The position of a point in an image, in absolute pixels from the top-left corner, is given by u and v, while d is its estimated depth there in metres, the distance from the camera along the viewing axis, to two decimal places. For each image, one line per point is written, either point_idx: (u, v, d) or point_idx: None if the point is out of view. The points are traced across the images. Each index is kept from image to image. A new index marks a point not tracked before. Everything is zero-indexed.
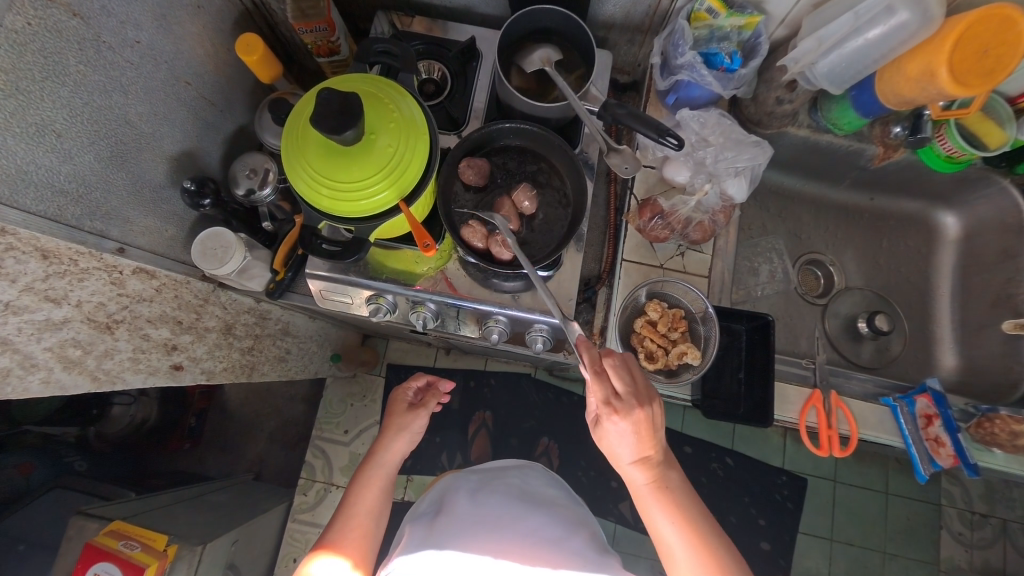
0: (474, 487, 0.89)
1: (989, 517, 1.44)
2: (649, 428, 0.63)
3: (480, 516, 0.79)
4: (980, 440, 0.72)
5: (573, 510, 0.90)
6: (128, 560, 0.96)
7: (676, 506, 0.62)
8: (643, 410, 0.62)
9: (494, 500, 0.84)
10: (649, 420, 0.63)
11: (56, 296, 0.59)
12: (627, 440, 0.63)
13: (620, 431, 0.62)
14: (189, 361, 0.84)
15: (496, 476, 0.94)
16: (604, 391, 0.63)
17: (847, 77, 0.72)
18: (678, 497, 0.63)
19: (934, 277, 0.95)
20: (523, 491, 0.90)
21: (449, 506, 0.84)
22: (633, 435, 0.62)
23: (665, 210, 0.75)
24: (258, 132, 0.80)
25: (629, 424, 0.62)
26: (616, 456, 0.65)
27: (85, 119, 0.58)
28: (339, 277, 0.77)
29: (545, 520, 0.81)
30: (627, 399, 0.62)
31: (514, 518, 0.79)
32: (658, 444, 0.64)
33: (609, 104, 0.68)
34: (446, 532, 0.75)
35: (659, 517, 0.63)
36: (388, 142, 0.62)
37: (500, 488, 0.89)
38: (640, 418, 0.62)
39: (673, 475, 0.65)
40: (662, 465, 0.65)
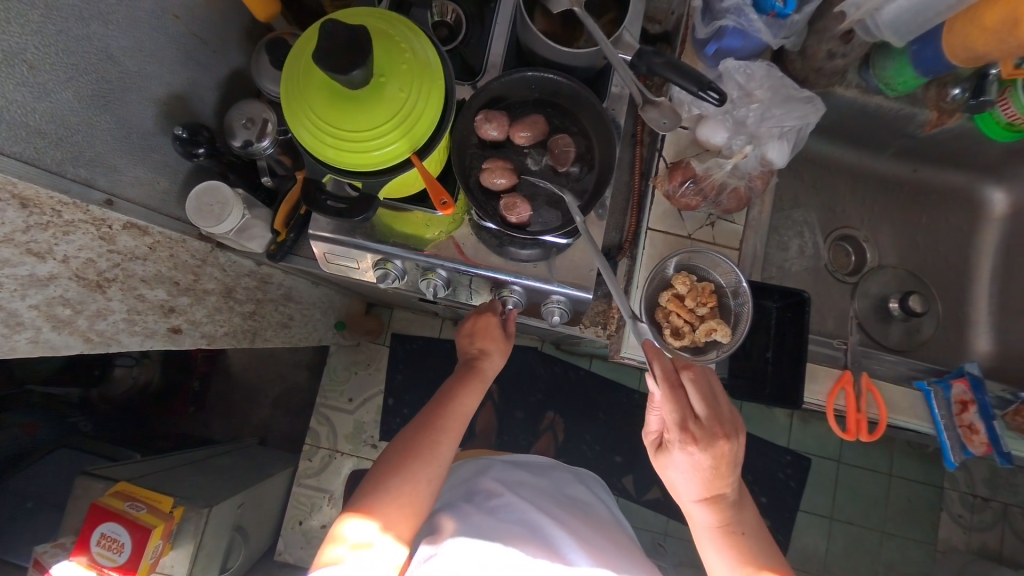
0: (508, 476, 0.91)
1: (991, 501, 1.44)
2: (725, 463, 0.60)
3: (522, 506, 0.82)
4: (1015, 428, 0.69)
5: (597, 507, 0.94)
6: (135, 522, 0.96)
7: (736, 547, 0.62)
8: (721, 441, 0.59)
9: (529, 493, 0.87)
10: (727, 454, 0.60)
11: (40, 250, 0.55)
12: (692, 472, 0.61)
13: (694, 461, 0.61)
14: (188, 324, 0.81)
15: (531, 468, 0.97)
16: (679, 415, 0.60)
17: (914, 26, 0.65)
18: (740, 537, 0.62)
19: (974, 257, 0.90)
20: (553, 487, 0.93)
21: (485, 490, 0.87)
22: (708, 470, 0.60)
23: (698, 174, 0.69)
24: (256, 77, 0.73)
25: (702, 454, 0.59)
26: (680, 485, 0.64)
27: (61, 50, 0.52)
28: (345, 239, 0.72)
29: (578, 520, 0.84)
30: (705, 432, 0.59)
31: (554, 515, 0.83)
32: (731, 483, 0.62)
33: (644, 51, 0.61)
34: (485, 520, 0.78)
35: (719, 553, 0.64)
36: (400, 88, 0.55)
37: (530, 479, 0.93)
38: (718, 451, 0.59)
39: (742, 517, 0.64)
40: (733, 505, 0.63)
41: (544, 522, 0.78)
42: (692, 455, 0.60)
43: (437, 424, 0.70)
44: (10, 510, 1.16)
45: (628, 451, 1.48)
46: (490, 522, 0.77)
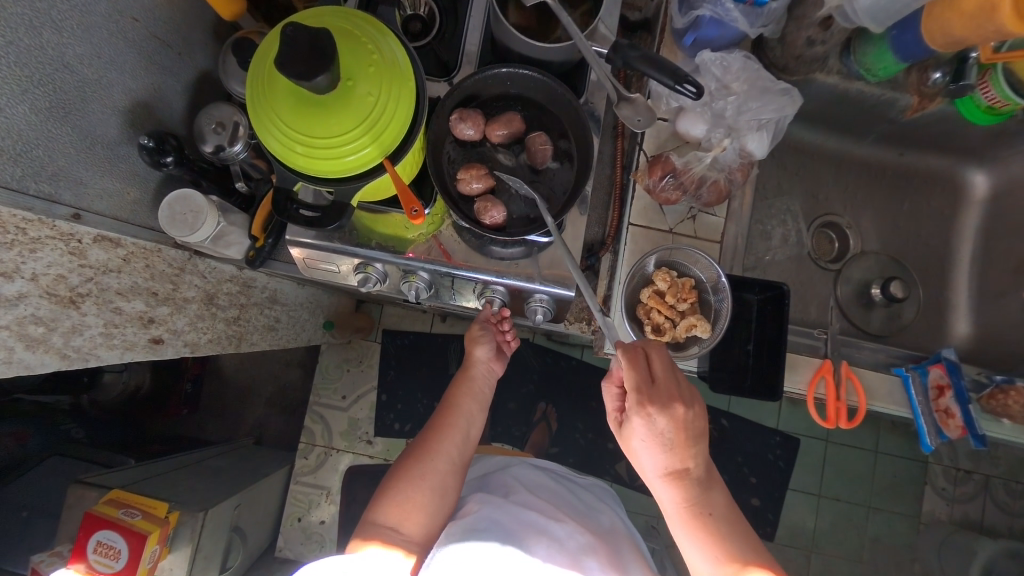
0: (527, 478, 0.93)
1: (973, 473, 1.49)
2: (684, 431, 0.61)
3: (541, 509, 0.83)
4: (990, 410, 0.71)
5: (609, 513, 0.96)
6: (130, 528, 0.97)
7: (703, 525, 0.64)
8: (677, 408, 0.60)
9: (547, 497, 0.89)
10: (684, 419, 0.61)
11: (7, 269, 0.53)
12: (650, 442, 0.63)
13: (654, 429, 0.61)
14: (169, 334, 0.79)
15: (552, 473, 0.99)
16: (637, 381, 0.61)
17: (892, 12, 0.63)
18: (703, 512, 0.64)
19: (955, 241, 0.90)
20: (568, 492, 0.95)
21: (505, 488, 0.88)
22: (668, 438, 0.62)
23: (678, 168, 0.68)
24: (223, 79, 0.71)
25: (659, 420, 0.60)
26: (643, 460, 0.66)
27: (12, 62, 0.50)
28: (323, 245, 0.71)
29: (592, 527, 0.86)
30: (661, 398, 0.60)
31: (570, 519, 0.84)
32: (691, 453, 0.63)
33: (620, 45, 0.60)
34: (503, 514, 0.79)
35: (688, 534, 0.65)
36: (368, 91, 0.54)
37: (548, 483, 0.94)
38: (674, 417, 0.60)
39: (708, 494, 0.65)
40: (697, 481, 0.65)
41: (563, 529, 0.80)
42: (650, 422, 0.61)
43: (430, 438, 0.80)
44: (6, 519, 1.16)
45: None
46: (510, 518, 0.78)
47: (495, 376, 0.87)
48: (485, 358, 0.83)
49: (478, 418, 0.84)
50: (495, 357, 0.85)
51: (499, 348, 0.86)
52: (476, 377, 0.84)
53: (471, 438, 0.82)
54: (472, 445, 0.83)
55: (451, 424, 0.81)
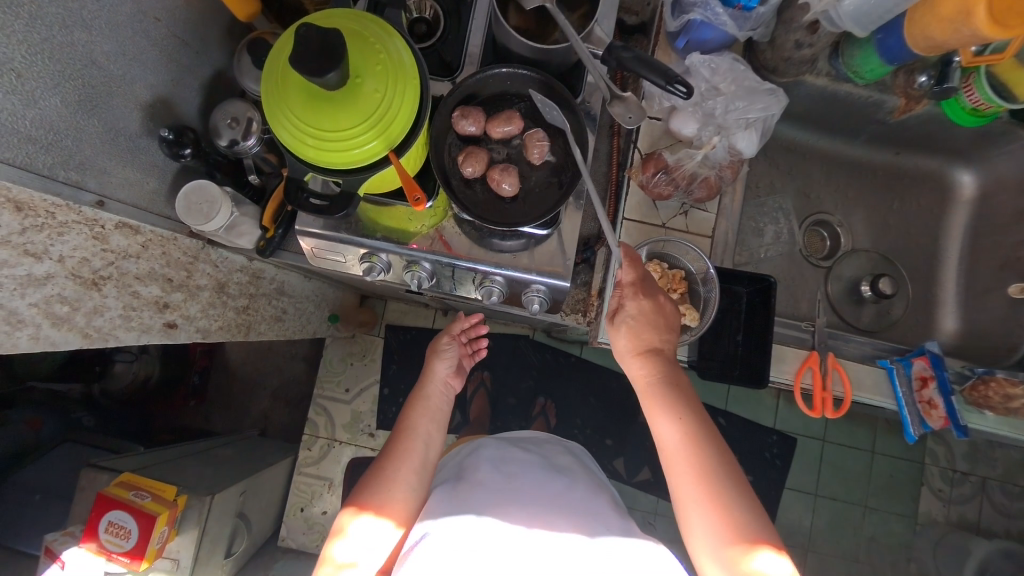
0: (496, 451, 0.94)
1: (970, 475, 1.50)
2: (664, 317, 0.66)
3: (510, 476, 0.85)
4: (973, 402, 0.73)
5: (590, 477, 0.95)
6: (140, 510, 1.00)
7: (683, 410, 0.63)
8: (659, 296, 0.67)
9: (519, 468, 0.89)
10: (667, 308, 0.66)
11: (37, 250, 0.57)
12: (637, 325, 0.66)
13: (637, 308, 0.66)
14: (183, 319, 0.83)
15: (517, 439, 1.01)
16: (633, 274, 0.67)
17: (875, 17, 0.66)
18: (679, 394, 0.64)
19: (944, 240, 0.92)
20: (542, 457, 0.95)
21: (473, 470, 0.88)
22: (646, 323, 0.66)
23: (670, 165, 0.71)
24: (238, 77, 0.75)
25: (646, 304, 0.66)
26: (624, 342, 0.67)
27: (45, 58, 0.53)
28: (331, 234, 0.75)
29: (567, 486, 0.85)
30: (647, 286, 0.67)
31: (540, 485, 0.84)
32: (670, 336, 0.67)
33: (614, 46, 0.64)
34: (472, 491, 0.81)
35: (661, 414, 0.64)
36: (375, 88, 0.57)
37: (522, 455, 0.94)
38: (659, 303, 0.66)
39: (679, 377, 0.65)
40: (669, 366, 0.66)
41: (531, 490, 0.82)
42: (640, 304, 0.66)
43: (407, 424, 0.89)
44: (19, 502, 1.20)
45: (618, 434, 1.53)
46: (482, 497, 0.79)
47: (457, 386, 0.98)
48: (443, 374, 0.94)
49: (435, 438, 0.90)
50: (453, 374, 0.96)
51: (458, 364, 0.98)
52: (431, 396, 0.92)
53: (430, 459, 0.88)
54: (431, 466, 0.89)
55: (422, 411, 0.90)
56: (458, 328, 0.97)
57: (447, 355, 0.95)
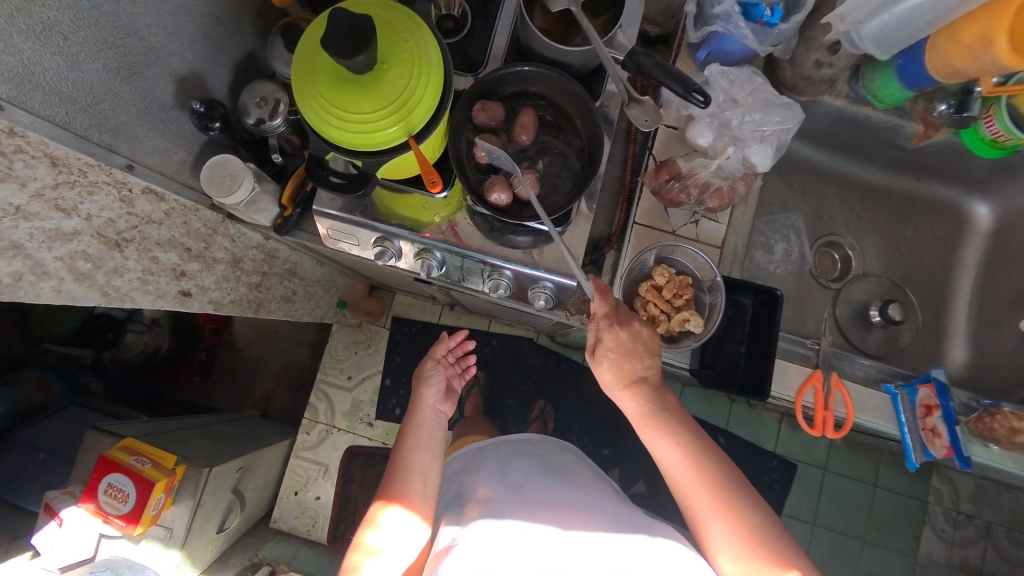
0: (499, 463, 0.94)
1: (974, 517, 1.45)
2: (642, 345, 0.68)
3: (516, 481, 0.85)
4: (978, 434, 0.71)
5: (592, 477, 0.94)
6: (139, 474, 1.02)
7: (672, 429, 0.66)
8: (635, 323, 0.69)
9: (520, 473, 0.88)
10: (644, 335, 0.68)
11: (66, 207, 0.59)
12: (617, 357, 0.69)
13: (615, 340, 0.68)
14: (197, 290, 0.85)
15: (512, 445, 1.02)
16: (605, 305, 0.68)
17: (896, 40, 0.66)
18: (668, 420, 0.67)
19: (959, 271, 0.91)
20: (543, 462, 0.94)
21: (478, 486, 0.88)
22: (625, 351, 0.68)
23: (683, 172, 0.72)
24: (269, 59, 0.77)
25: (623, 334, 0.67)
26: (610, 376, 0.70)
27: (91, 24, 0.55)
28: (347, 217, 0.77)
29: (569, 487, 0.85)
30: (623, 315, 0.69)
31: (542, 486, 0.83)
32: (652, 362, 0.69)
33: (634, 52, 0.65)
34: (486, 503, 0.80)
35: (657, 437, 0.67)
36: (400, 75, 0.59)
37: (522, 462, 0.93)
38: (635, 332, 0.68)
39: (666, 402, 0.68)
40: (654, 388, 0.69)
41: (539, 489, 0.82)
42: (616, 335, 0.68)
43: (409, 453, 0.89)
44: (24, 459, 1.23)
45: (615, 444, 1.52)
46: (498, 504, 0.78)
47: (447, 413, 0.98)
48: (431, 401, 0.95)
49: (434, 468, 0.89)
50: (441, 399, 0.97)
51: (446, 388, 0.99)
52: (422, 424, 0.93)
53: (431, 487, 0.87)
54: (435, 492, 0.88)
55: (419, 439, 0.91)
56: (442, 351, 1.00)
57: (433, 379, 0.97)
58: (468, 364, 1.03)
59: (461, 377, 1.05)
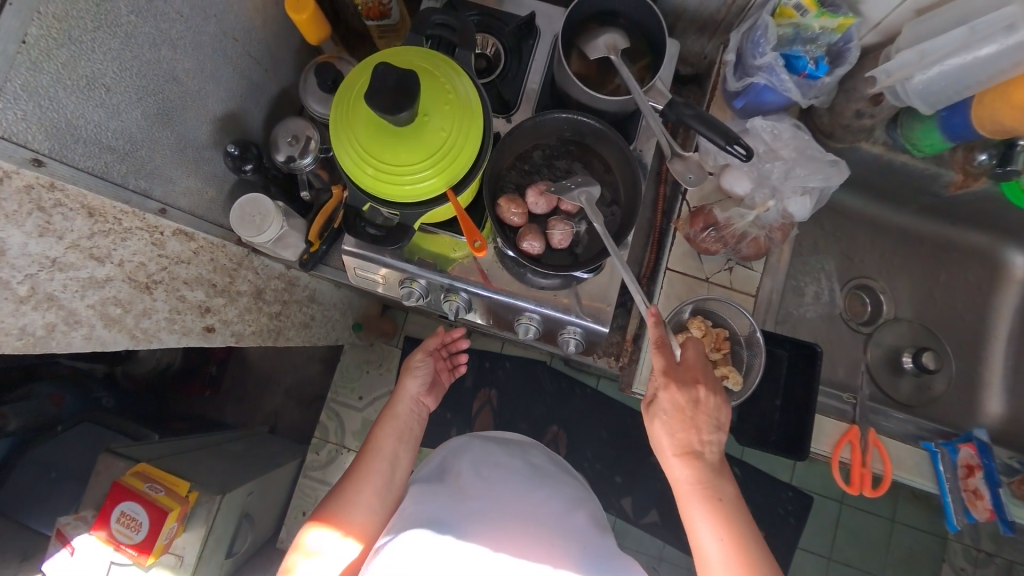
0: (481, 453, 0.88)
1: (995, 556, 1.42)
2: (703, 415, 0.61)
3: (494, 489, 0.79)
4: (1022, 496, 0.70)
5: (580, 492, 0.87)
6: (153, 502, 1.01)
7: (720, 513, 0.59)
8: (698, 391, 0.61)
9: (497, 474, 0.82)
10: (708, 404, 0.61)
11: (100, 254, 0.59)
12: (671, 420, 0.62)
13: (673, 405, 0.61)
14: (220, 324, 0.84)
15: (502, 439, 0.94)
16: (662, 359, 0.62)
17: (943, 96, 0.65)
18: (721, 504, 0.59)
19: (993, 318, 0.89)
20: (529, 466, 0.87)
21: (453, 471, 0.84)
22: (682, 418, 0.61)
23: (720, 222, 0.71)
24: (301, 96, 0.77)
25: (683, 399, 0.61)
26: (663, 438, 0.62)
27: (134, 74, 0.56)
28: (373, 255, 0.75)
29: (544, 499, 0.79)
30: (683, 376, 0.61)
31: (515, 500, 0.77)
32: (714, 436, 0.61)
33: (675, 103, 0.63)
34: (451, 500, 0.76)
35: (702, 519, 0.59)
36: (440, 125, 0.59)
37: (504, 459, 0.87)
38: (697, 399, 0.61)
39: (723, 487, 0.60)
40: (710, 466, 0.61)
41: (517, 507, 0.76)
42: (672, 396, 0.61)
43: (374, 444, 0.89)
44: (35, 479, 1.23)
45: (628, 472, 1.50)
46: (466, 511, 0.73)
47: (428, 407, 0.99)
48: (414, 392, 0.95)
49: (403, 456, 0.90)
50: (425, 391, 0.98)
51: (432, 381, 0.99)
52: (401, 413, 0.94)
53: (395, 479, 0.87)
54: (395, 486, 0.87)
55: (386, 429, 0.91)
56: (434, 345, 1.00)
57: (420, 371, 0.97)
58: (460, 361, 1.05)
59: (450, 372, 1.07)
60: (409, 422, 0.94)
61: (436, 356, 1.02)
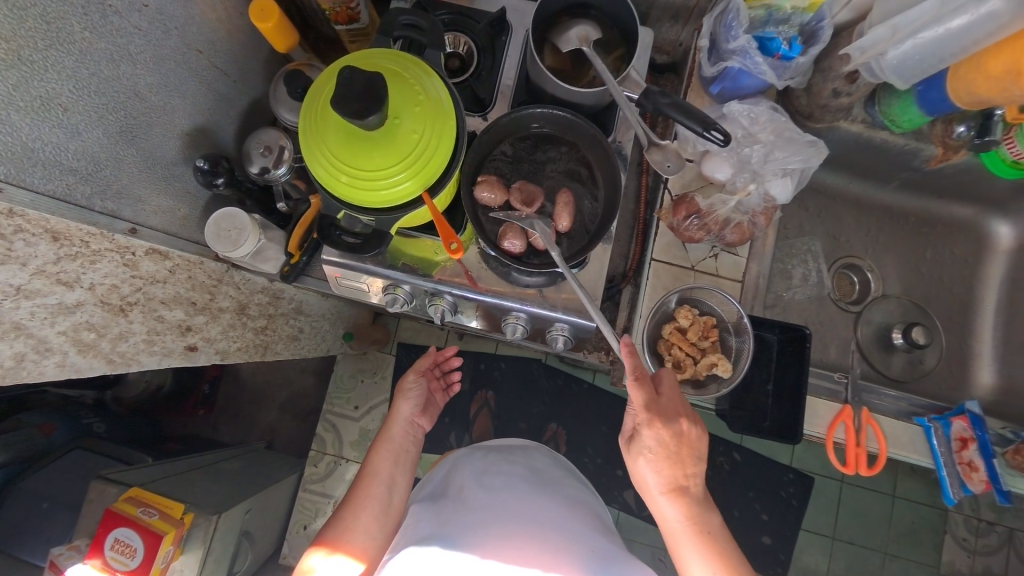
0: (481, 466, 0.87)
1: (996, 525, 1.43)
2: (686, 448, 0.62)
3: (495, 495, 0.78)
4: (1016, 466, 0.70)
5: (583, 498, 0.86)
6: (147, 528, 0.99)
7: (710, 542, 0.60)
8: (679, 422, 0.62)
9: (499, 483, 0.81)
10: (689, 436, 0.62)
11: (69, 279, 0.57)
12: (657, 456, 0.62)
13: (656, 441, 0.62)
14: (203, 342, 0.83)
15: (500, 448, 0.94)
16: (646, 397, 0.62)
17: (918, 71, 0.65)
18: (710, 536, 0.60)
19: (979, 290, 0.90)
20: (532, 472, 0.87)
21: (456, 486, 0.83)
22: (665, 453, 0.62)
23: (703, 210, 0.70)
24: (273, 105, 0.75)
25: (666, 433, 0.61)
26: (649, 476, 0.63)
27: (92, 91, 0.54)
28: (354, 264, 0.74)
29: (546, 504, 0.77)
30: (664, 410, 0.62)
31: (515, 505, 0.76)
32: (697, 468, 0.63)
33: (651, 91, 0.62)
34: (451, 514, 0.75)
35: (692, 553, 0.60)
36: (412, 128, 0.57)
37: (507, 469, 0.86)
38: (680, 432, 0.62)
39: (710, 516, 0.62)
40: (696, 498, 0.62)
41: (517, 509, 0.75)
42: (658, 433, 0.61)
43: (371, 468, 0.88)
44: (27, 510, 1.20)
45: None
46: (466, 521, 0.72)
47: (422, 428, 0.98)
48: (408, 414, 0.95)
49: (400, 480, 0.89)
50: (419, 412, 0.97)
51: (425, 402, 0.99)
52: (395, 437, 0.92)
53: (393, 504, 0.86)
54: (394, 510, 0.86)
55: (381, 453, 0.89)
56: (425, 365, 0.99)
57: (413, 394, 0.96)
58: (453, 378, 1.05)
59: (444, 391, 1.07)
60: (404, 445, 0.93)
61: (428, 376, 1.01)
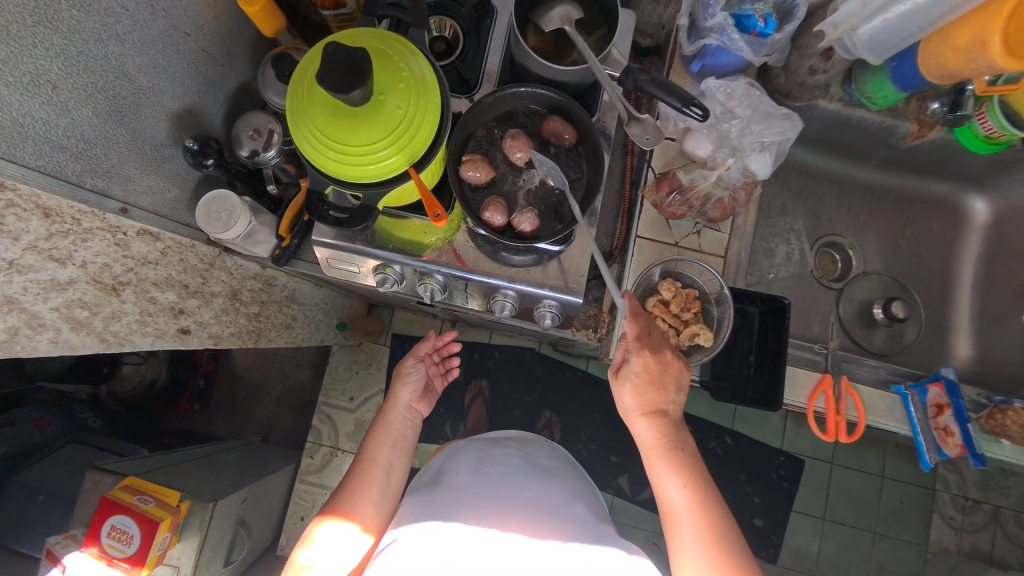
0: (477, 456, 0.88)
1: (982, 503, 1.46)
2: (670, 376, 0.65)
3: (491, 483, 0.79)
4: (989, 431, 0.73)
5: (576, 487, 0.86)
6: (143, 515, 0.99)
7: (684, 467, 0.62)
8: (664, 354, 0.66)
9: (495, 473, 0.82)
10: (672, 367, 0.65)
11: (61, 256, 0.59)
12: (641, 380, 0.65)
13: (642, 366, 0.65)
14: (196, 325, 0.84)
15: (497, 439, 0.96)
16: (639, 330, 0.66)
17: (888, 46, 0.67)
18: (684, 456, 0.62)
19: (957, 266, 0.92)
20: (527, 463, 0.88)
21: (450, 474, 0.85)
22: (648, 382, 0.65)
23: (684, 185, 0.72)
24: (261, 90, 0.76)
25: (653, 359, 0.65)
26: (630, 399, 0.66)
27: (81, 69, 0.55)
28: (344, 245, 0.75)
29: (540, 495, 0.77)
30: (650, 340, 0.66)
31: (505, 491, 0.77)
32: (677, 400, 0.66)
33: (632, 69, 0.63)
34: (444, 498, 0.76)
35: (667, 472, 0.62)
36: (397, 105, 0.59)
37: (501, 459, 0.87)
38: (665, 362, 0.65)
39: (687, 442, 0.64)
40: (674, 424, 0.65)
41: (510, 496, 0.76)
42: (644, 359, 0.65)
43: (371, 453, 0.88)
44: (23, 503, 1.20)
45: (623, 451, 1.51)
46: (462, 504, 0.74)
47: (420, 415, 0.98)
48: (406, 399, 0.95)
49: (398, 465, 0.89)
50: (418, 397, 0.97)
51: (424, 387, 0.99)
52: (394, 422, 0.93)
53: (390, 489, 0.87)
54: (393, 494, 0.87)
55: (381, 437, 0.90)
56: (424, 349, 0.99)
57: (411, 378, 0.96)
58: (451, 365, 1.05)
59: (443, 376, 1.07)
60: (403, 429, 0.93)
61: (427, 362, 1.02)
